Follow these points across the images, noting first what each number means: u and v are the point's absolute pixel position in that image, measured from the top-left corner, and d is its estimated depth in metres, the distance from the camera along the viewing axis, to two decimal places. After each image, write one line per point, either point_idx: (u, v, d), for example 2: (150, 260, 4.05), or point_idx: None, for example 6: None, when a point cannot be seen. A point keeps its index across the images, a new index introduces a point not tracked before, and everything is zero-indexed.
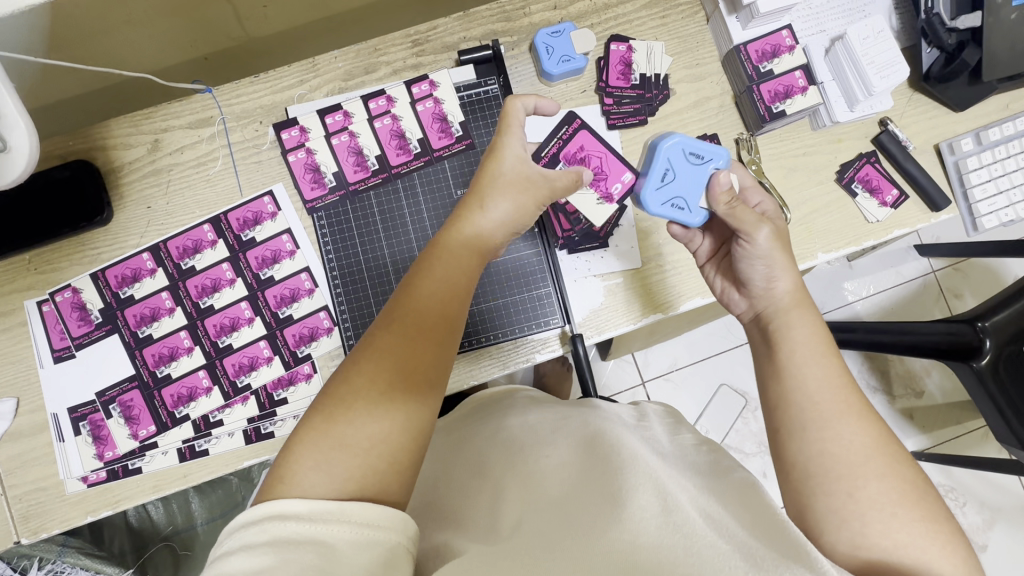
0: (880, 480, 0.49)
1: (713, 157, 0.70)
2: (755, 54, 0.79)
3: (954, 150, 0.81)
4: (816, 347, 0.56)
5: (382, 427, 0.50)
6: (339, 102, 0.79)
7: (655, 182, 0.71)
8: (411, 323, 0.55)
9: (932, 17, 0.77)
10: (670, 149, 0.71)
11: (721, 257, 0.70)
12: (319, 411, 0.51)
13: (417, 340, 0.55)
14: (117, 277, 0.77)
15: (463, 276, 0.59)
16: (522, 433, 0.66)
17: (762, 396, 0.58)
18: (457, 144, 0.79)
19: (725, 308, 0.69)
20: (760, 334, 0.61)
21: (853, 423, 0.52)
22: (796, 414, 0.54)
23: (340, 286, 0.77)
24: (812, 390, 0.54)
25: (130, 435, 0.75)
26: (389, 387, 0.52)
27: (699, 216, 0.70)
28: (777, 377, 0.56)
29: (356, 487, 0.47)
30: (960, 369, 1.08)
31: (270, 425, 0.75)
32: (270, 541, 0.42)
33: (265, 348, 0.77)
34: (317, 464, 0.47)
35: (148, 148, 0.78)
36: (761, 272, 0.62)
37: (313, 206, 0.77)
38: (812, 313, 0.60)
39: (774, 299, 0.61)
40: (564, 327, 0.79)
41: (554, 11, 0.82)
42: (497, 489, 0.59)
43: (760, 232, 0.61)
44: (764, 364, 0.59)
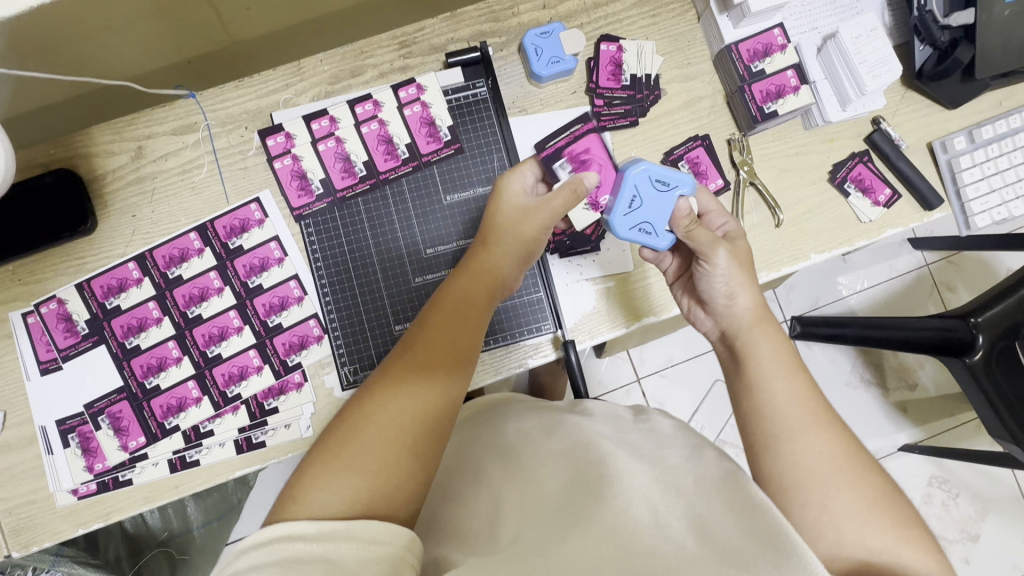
0: (849, 490, 0.49)
1: (679, 183, 0.67)
2: (746, 53, 0.78)
3: (947, 149, 0.81)
4: (781, 362, 0.57)
5: (391, 452, 0.50)
6: (325, 107, 0.77)
7: (621, 209, 0.69)
8: (424, 353, 0.57)
9: (925, 15, 0.76)
10: (637, 176, 0.68)
11: (687, 279, 0.70)
12: (333, 434, 0.52)
13: (428, 367, 0.56)
14: (103, 287, 0.76)
15: (474, 308, 0.61)
16: (518, 436, 0.66)
17: (735, 409, 0.58)
18: (446, 148, 0.77)
19: (692, 325, 0.69)
20: (726, 350, 0.62)
21: (821, 434, 0.52)
22: (769, 429, 0.53)
23: (331, 296, 0.76)
24: (782, 403, 0.54)
25: (119, 446, 0.75)
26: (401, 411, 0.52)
27: (666, 240, 0.68)
28: (746, 391, 0.56)
29: (361, 508, 0.47)
30: (953, 366, 1.09)
31: (262, 434, 0.75)
32: (279, 561, 0.42)
33: (255, 357, 0.76)
34: (325, 483, 0.48)
35: (132, 155, 0.77)
36: (721, 289, 0.62)
37: (301, 214, 0.76)
38: (773, 330, 0.60)
39: (736, 317, 0.61)
40: (557, 332, 0.78)
41: (543, 11, 0.81)
42: (495, 497, 0.59)
43: (717, 253, 0.61)
44: (733, 379, 0.59)
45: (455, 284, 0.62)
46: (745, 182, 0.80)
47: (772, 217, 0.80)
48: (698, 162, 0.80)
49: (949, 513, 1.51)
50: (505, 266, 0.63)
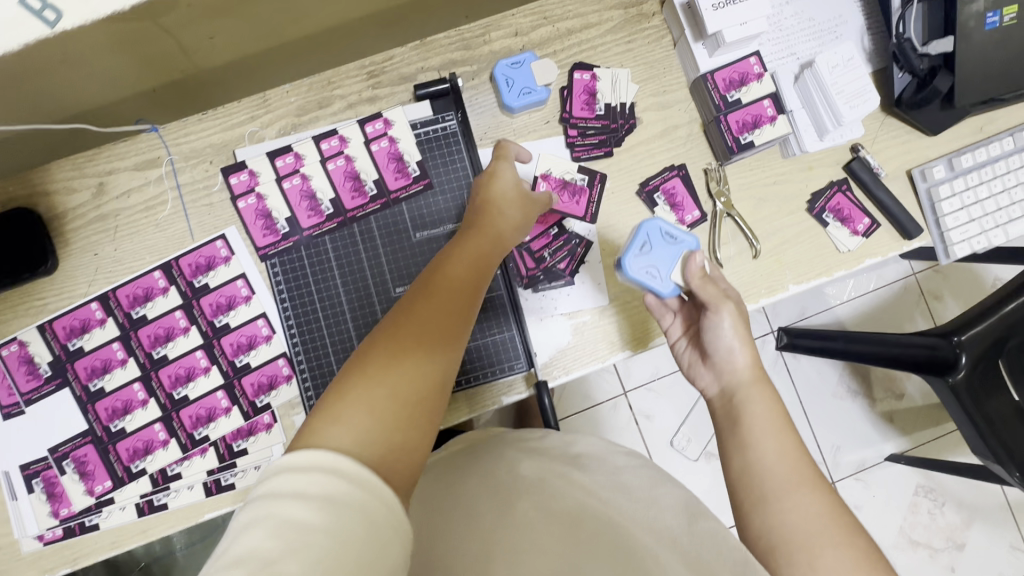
0: (835, 550, 0.49)
1: (686, 241, 0.68)
2: (722, 83, 0.76)
3: (926, 178, 0.79)
4: (773, 423, 0.57)
5: (408, 395, 0.48)
6: (289, 144, 0.75)
7: (633, 252, 0.69)
8: (444, 293, 0.56)
9: (903, 43, 0.75)
10: (651, 225, 0.69)
11: (688, 337, 0.69)
12: (343, 376, 0.48)
13: (441, 311, 0.54)
14: (66, 329, 0.74)
15: (487, 263, 0.61)
16: (508, 475, 0.64)
17: (725, 467, 0.58)
18: (415, 184, 0.75)
19: (690, 381, 0.69)
20: (723, 406, 0.61)
21: (809, 492, 0.53)
22: (758, 487, 0.54)
23: (298, 338, 0.73)
24: (772, 461, 0.54)
25: (85, 491, 0.73)
26: (417, 355, 0.50)
27: (670, 288, 0.68)
28: (741, 448, 0.56)
29: (382, 452, 0.44)
30: (935, 385, 1.08)
31: (231, 476, 0.74)
32: (322, 497, 0.38)
33: (223, 398, 0.75)
34: (342, 422, 0.44)
35: (93, 193, 0.75)
36: (724, 346, 0.63)
37: (266, 253, 0.74)
38: (769, 389, 0.61)
39: (737, 373, 0.62)
40: (529, 370, 0.76)
41: (516, 38, 0.79)
42: (492, 549, 0.55)
43: (726, 307, 0.62)
44: (726, 434, 0.59)
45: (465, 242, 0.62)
46: (722, 213, 0.78)
47: (750, 247, 0.79)
48: (674, 193, 0.79)
49: (936, 522, 1.52)
50: (509, 234, 0.66)
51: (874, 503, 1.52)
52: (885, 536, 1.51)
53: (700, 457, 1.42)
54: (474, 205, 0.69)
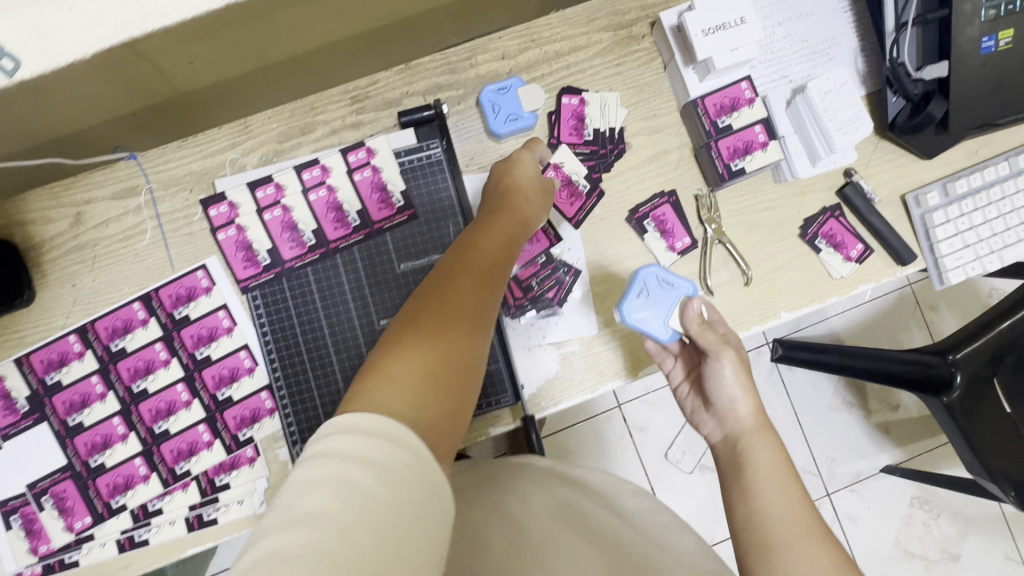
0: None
1: (684, 287, 0.70)
2: (712, 108, 0.75)
3: (920, 204, 0.78)
4: (779, 474, 0.60)
5: (453, 358, 0.49)
6: (270, 173, 0.73)
7: (632, 296, 0.70)
8: (477, 272, 0.57)
9: (897, 68, 0.74)
10: (647, 273, 0.70)
11: (691, 382, 0.73)
12: (389, 344, 0.49)
13: (474, 284, 0.56)
14: (43, 362, 0.72)
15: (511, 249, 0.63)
16: (521, 507, 0.66)
17: (729, 516, 0.61)
18: (400, 214, 0.73)
19: (694, 427, 0.72)
20: (728, 451, 0.65)
21: (815, 545, 0.55)
22: (762, 536, 0.57)
23: (280, 371, 0.72)
24: (776, 513, 0.57)
25: (65, 527, 0.72)
26: (458, 323, 0.52)
27: (668, 334, 0.69)
28: (746, 496, 0.59)
29: (434, 411, 0.45)
30: (930, 402, 1.08)
31: (213, 511, 0.73)
32: (384, 464, 0.38)
33: (204, 431, 0.73)
34: (394, 384, 0.45)
35: (71, 223, 0.73)
36: (726, 394, 0.66)
37: (247, 285, 0.73)
38: (772, 436, 0.64)
39: (740, 420, 0.65)
40: (516, 403, 0.75)
41: (502, 61, 0.77)
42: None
43: (726, 354, 0.66)
44: (730, 483, 0.62)
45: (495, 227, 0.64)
46: (713, 240, 0.77)
47: (741, 274, 0.77)
48: (664, 219, 0.77)
49: (931, 534, 1.51)
50: (531, 222, 0.68)
51: (869, 514, 1.52)
52: (879, 548, 1.50)
53: (695, 468, 1.41)
54: (495, 189, 0.70)
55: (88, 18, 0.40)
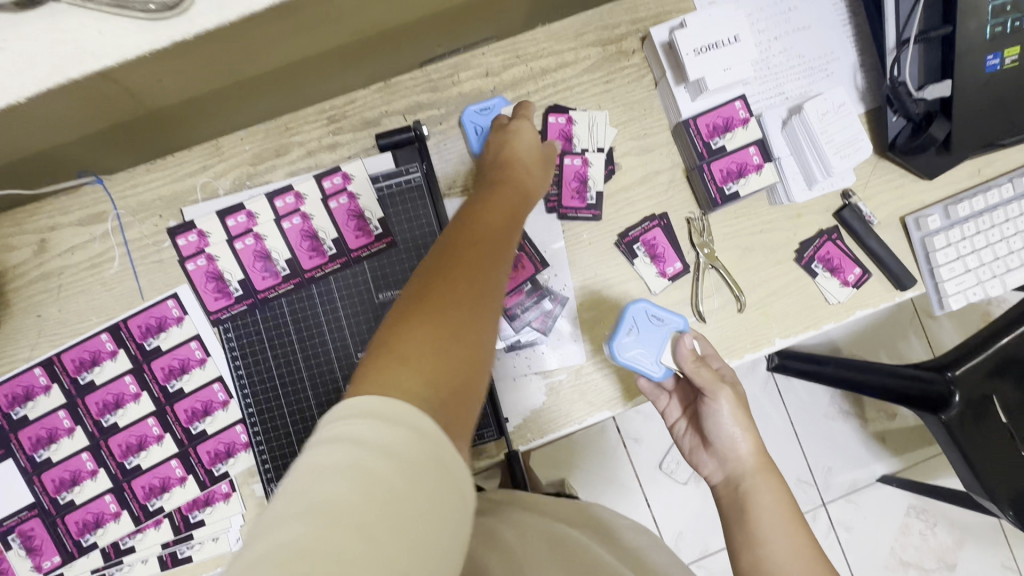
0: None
1: (674, 322, 0.69)
2: (705, 128, 0.72)
3: (921, 227, 0.75)
4: (781, 515, 0.61)
5: (462, 334, 0.44)
6: (241, 201, 0.70)
7: (621, 335, 0.69)
8: (477, 241, 0.53)
9: (898, 87, 0.71)
10: (636, 309, 0.69)
11: (688, 419, 0.72)
12: (398, 320, 0.44)
13: (483, 254, 0.52)
14: (8, 396, 0.69)
15: (513, 218, 0.59)
16: (513, 533, 0.63)
17: (733, 561, 0.61)
18: (378, 242, 0.70)
19: (694, 467, 0.72)
20: (729, 494, 0.65)
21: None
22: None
23: (254, 408, 0.69)
24: (782, 559, 0.58)
25: (33, 567, 0.69)
26: (468, 295, 0.47)
27: (661, 370, 0.69)
28: (750, 544, 0.60)
29: (451, 391, 0.41)
30: (927, 420, 1.05)
31: (188, 549, 0.70)
32: (403, 451, 0.34)
33: (177, 467, 0.70)
34: (409, 363, 0.40)
35: (34, 250, 0.70)
36: (726, 432, 0.65)
37: (218, 317, 0.70)
38: (774, 476, 0.64)
39: (741, 461, 0.65)
40: (500, 438, 0.72)
41: (486, 78, 0.74)
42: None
43: (722, 393, 0.64)
44: (733, 527, 0.62)
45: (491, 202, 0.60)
46: (705, 265, 0.74)
47: (735, 300, 0.75)
48: (655, 243, 0.74)
49: (927, 543, 1.50)
50: (530, 188, 0.65)
51: (865, 524, 1.50)
52: (875, 558, 1.49)
53: (690, 479, 1.38)
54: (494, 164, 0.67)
55: (21, 58, 0.37)
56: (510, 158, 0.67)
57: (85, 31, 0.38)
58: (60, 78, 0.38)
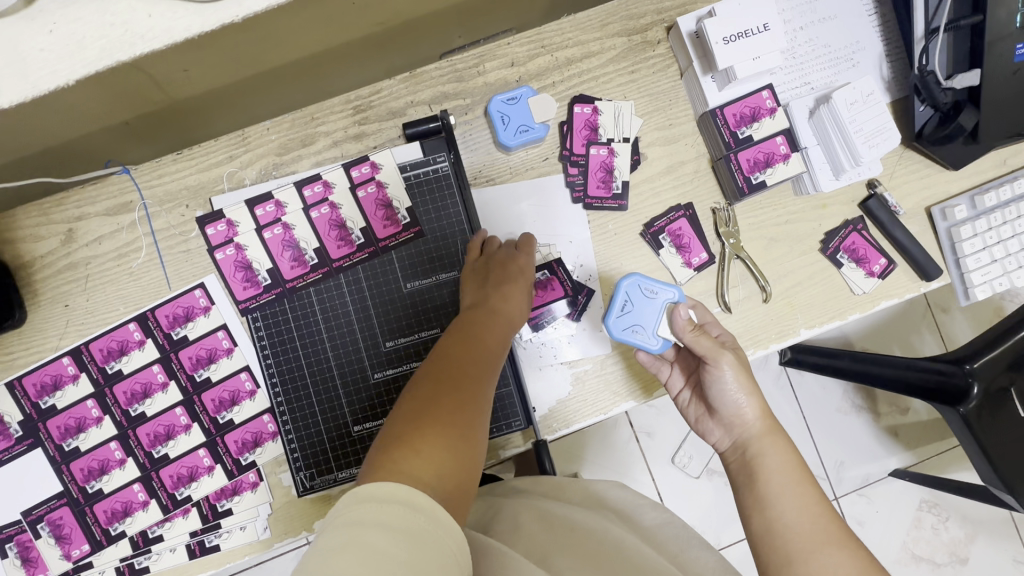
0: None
1: (666, 292, 0.70)
2: (732, 118, 0.71)
3: (947, 217, 0.76)
4: (792, 477, 0.58)
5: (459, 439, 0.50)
6: (270, 190, 0.70)
7: (614, 313, 0.70)
8: (475, 353, 0.59)
9: (926, 76, 0.70)
10: (628, 285, 0.71)
11: (692, 388, 0.69)
12: (408, 416, 0.51)
13: (477, 354, 0.59)
14: (36, 386, 0.70)
15: (511, 327, 0.64)
16: (529, 513, 0.65)
17: (747, 527, 0.59)
18: (405, 232, 0.71)
19: (700, 436, 0.69)
20: (738, 460, 0.62)
21: (838, 552, 0.52)
22: (783, 547, 0.54)
23: (282, 396, 0.69)
24: (792, 519, 0.55)
25: (62, 555, 0.70)
26: (468, 397, 0.54)
27: (658, 342, 0.69)
28: (758, 509, 0.57)
29: (453, 482, 0.47)
30: (946, 413, 1.05)
31: (216, 537, 0.70)
32: (396, 528, 0.38)
33: (205, 456, 0.71)
34: (420, 455, 0.47)
35: (61, 240, 0.70)
36: (730, 398, 0.63)
37: (247, 307, 0.70)
38: (783, 438, 0.62)
39: (747, 427, 0.63)
40: (528, 427, 0.72)
41: (512, 69, 0.74)
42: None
43: (725, 359, 0.61)
44: (744, 492, 0.60)
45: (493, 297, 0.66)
46: (731, 255, 0.74)
47: (760, 290, 0.75)
48: (681, 234, 0.74)
49: (939, 537, 1.50)
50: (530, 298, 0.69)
51: (877, 518, 1.50)
52: (887, 551, 1.49)
53: (702, 473, 1.38)
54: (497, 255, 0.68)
55: (71, 42, 0.37)
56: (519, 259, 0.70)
57: (135, 14, 0.37)
58: (109, 61, 0.38)
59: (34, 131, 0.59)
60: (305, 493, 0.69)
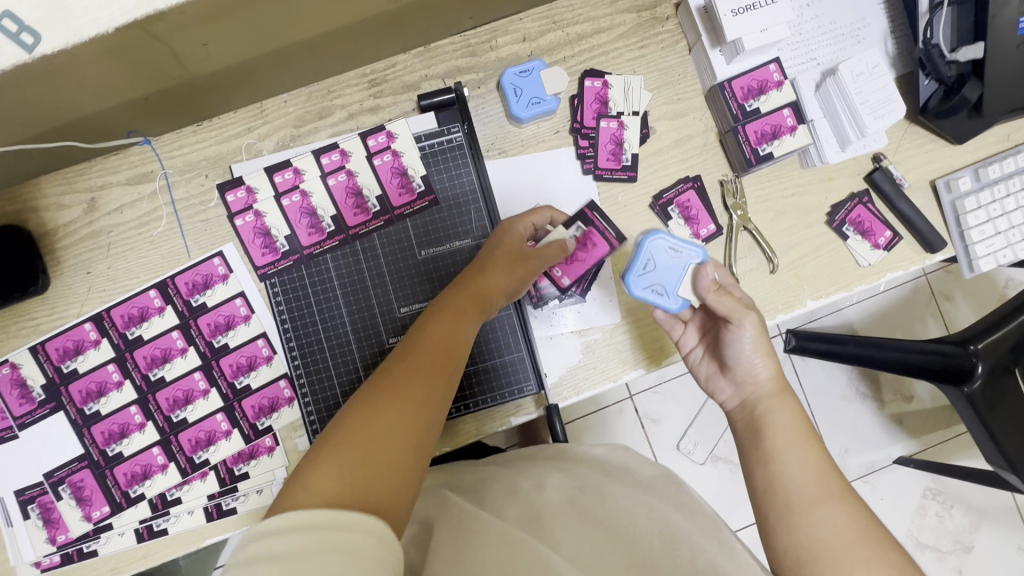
0: (866, 565, 0.49)
1: (692, 252, 0.65)
2: (740, 91, 0.73)
3: (951, 189, 0.77)
4: (796, 433, 0.58)
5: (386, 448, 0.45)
6: (288, 158, 0.73)
7: (635, 271, 0.65)
8: (423, 354, 0.54)
9: (930, 48, 0.72)
10: (653, 244, 0.65)
11: (705, 346, 0.69)
12: (336, 428, 0.47)
13: (430, 359, 0.54)
14: (59, 350, 0.71)
15: (469, 326, 0.59)
16: (527, 482, 0.63)
17: (748, 480, 0.59)
18: (420, 200, 0.73)
19: (709, 394, 0.69)
20: (745, 417, 0.63)
21: (837, 505, 0.53)
22: (783, 500, 0.54)
23: (299, 358, 0.71)
24: (795, 474, 0.55)
25: (82, 517, 0.71)
26: (407, 398, 0.49)
27: (677, 303, 0.66)
28: (760, 463, 0.57)
29: (372, 494, 0.42)
30: (951, 394, 1.04)
31: (233, 500, 0.72)
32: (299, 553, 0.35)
33: (222, 421, 0.72)
34: (329, 470, 0.42)
35: (84, 209, 0.72)
36: (747, 355, 0.63)
37: (265, 272, 0.72)
38: (794, 401, 0.62)
39: (758, 385, 0.63)
40: (539, 391, 0.74)
41: (523, 44, 0.75)
42: (495, 564, 0.47)
43: (748, 318, 0.62)
44: (748, 447, 0.60)
45: (452, 295, 0.61)
46: (738, 227, 0.75)
47: (767, 262, 0.76)
48: (689, 205, 0.76)
49: (944, 525, 1.50)
50: (500, 290, 0.64)
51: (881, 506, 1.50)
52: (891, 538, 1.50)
53: (707, 460, 1.39)
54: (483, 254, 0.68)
55: None
56: (491, 254, 0.66)
57: None
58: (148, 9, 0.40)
59: (63, 100, 0.59)
60: None
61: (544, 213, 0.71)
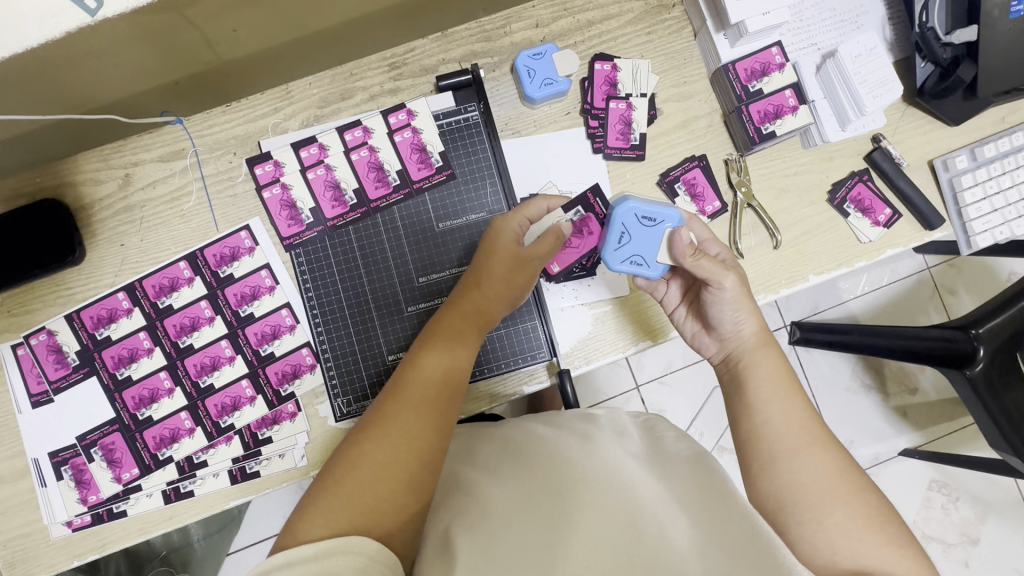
0: (844, 508, 0.54)
1: (665, 219, 0.69)
2: (744, 72, 0.76)
3: (948, 167, 0.80)
4: (779, 385, 0.62)
5: (377, 487, 0.52)
6: (313, 134, 0.76)
7: (611, 245, 0.70)
8: (414, 385, 0.59)
9: (926, 32, 0.74)
10: (624, 214, 0.70)
11: (688, 304, 0.72)
12: (334, 468, 0.54)
13: (420, 389, 0.58)
14: (93, 318, 0.75)
15: (461, 347, 0.63)
16: (512, 428, 0.68)
17: (735, 428, 0.63)
18: (438, 174, 0.77)
19: (695, 351, 0.72)
20: (729, 373, 0.67)
21: (819, 452, 0.57)
22: (767, 447, 0.59)
23: (322, 325, 0.75)
24: (779, 425, 0.59)
25: (113, 478, 0.74)
26: (397, 431, 0.55)
27: (658, 270, 0.70)
28: (747, 412, 0.62)
29: (365, 528, 0.49)
30: (951, 376, 1.04)
31: (256, 464, 0.74)
32: None
33: (247, 387, 0.75)
34: (327, 514, 0.49)
35: (119, 184, 0.76)
36: (729, 316, 0.66)
37: (291, 243, 0.76)
38: (775, 350, 0.65)
39: (741, 340, 0.66)
40: (551, 359, 0.77)
41: (536, 29, 0.79)
42: (484, 504, 0.54)
43: (727, 279, 0.64)
44: (735, 400, 0.64)
45: (443, 320, 0.65)
46: (743, 204, 0.78)
47: (771, 238, 0.78)
48: (695, 183, 0.79)
49: (950, 518, 1.50)
50: (493, 305, 0.66)
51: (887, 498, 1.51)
52: None
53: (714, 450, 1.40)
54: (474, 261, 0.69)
55: None
56: (479, 266, 0.67)
57: None
58: None
59: (107, 77, 0.63)
60: (342, 418, 0.74)
61: (540, 203, 0.71)
